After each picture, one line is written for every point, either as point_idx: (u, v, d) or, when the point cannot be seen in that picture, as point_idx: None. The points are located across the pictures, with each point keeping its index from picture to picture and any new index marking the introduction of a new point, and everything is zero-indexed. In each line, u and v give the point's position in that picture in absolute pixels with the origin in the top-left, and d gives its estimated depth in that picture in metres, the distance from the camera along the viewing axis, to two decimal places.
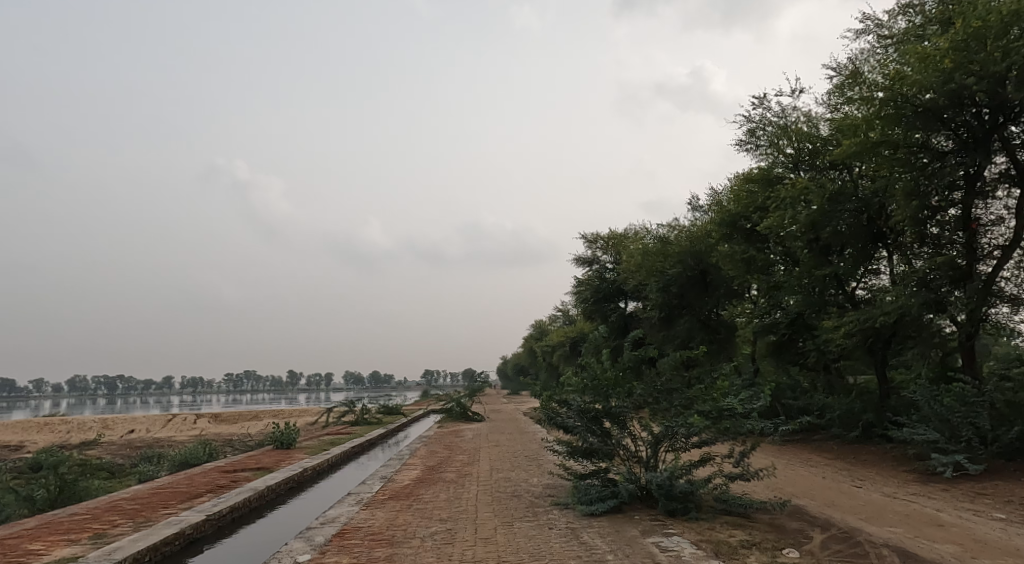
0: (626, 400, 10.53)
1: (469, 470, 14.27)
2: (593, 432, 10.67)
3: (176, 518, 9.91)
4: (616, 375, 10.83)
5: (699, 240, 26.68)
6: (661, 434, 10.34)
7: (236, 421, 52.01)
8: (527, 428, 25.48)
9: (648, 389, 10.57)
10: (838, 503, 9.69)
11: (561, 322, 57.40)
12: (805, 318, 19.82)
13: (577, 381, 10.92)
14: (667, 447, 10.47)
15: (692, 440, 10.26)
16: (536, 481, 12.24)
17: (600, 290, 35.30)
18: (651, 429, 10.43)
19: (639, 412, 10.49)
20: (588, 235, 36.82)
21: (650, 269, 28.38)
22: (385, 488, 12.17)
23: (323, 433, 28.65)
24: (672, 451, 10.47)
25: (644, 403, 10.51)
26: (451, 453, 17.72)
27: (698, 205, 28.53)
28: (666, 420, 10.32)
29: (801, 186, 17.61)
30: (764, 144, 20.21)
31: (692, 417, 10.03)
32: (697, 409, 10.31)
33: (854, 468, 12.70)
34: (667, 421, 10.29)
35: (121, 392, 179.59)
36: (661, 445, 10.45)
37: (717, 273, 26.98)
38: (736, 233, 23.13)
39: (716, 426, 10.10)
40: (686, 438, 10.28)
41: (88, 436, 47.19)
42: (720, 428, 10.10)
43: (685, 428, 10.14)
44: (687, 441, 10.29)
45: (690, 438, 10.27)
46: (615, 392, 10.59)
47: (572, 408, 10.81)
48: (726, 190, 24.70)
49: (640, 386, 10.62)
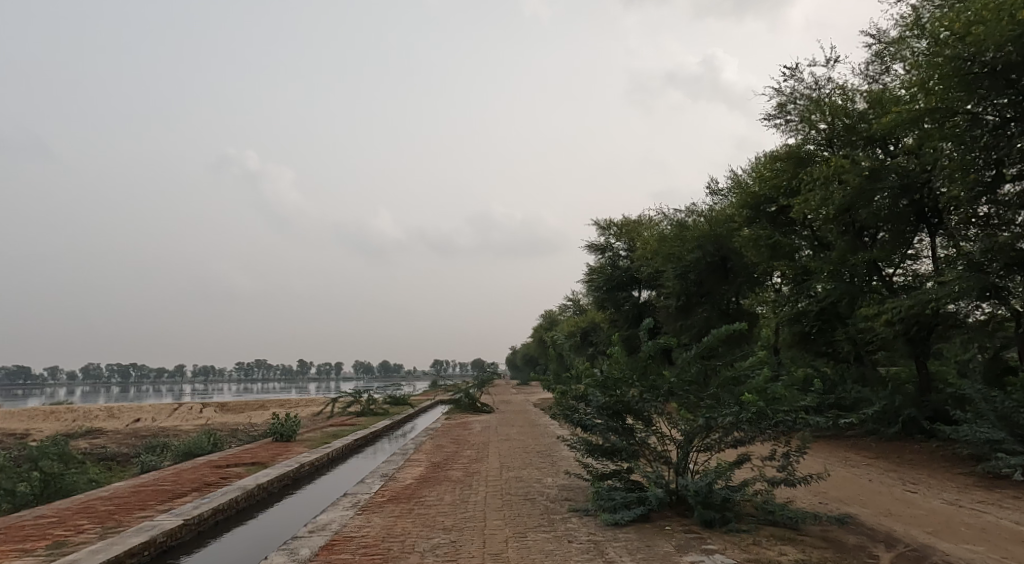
0: (653, 394, 9.40)
1: (477, 467, 13.18)
2: (616, 430, 9.49)
3: (150, 523, 8.87)
4: (641, 366, 9.66)
5: (719, 225, 25.42)
6: (694, 429, 9.16)
7: (243, 410, 51.38)
8: (539, 420, 24.40)
9: (677, 381, 9.48)
10: (896, 513, 8.58)
11: (571, 311, 56.13)
12: (836, 306, 18.58)
13: (595, 373, 9.72)
14: (701, 445, 9.25)
15: (730, 434, 9.09)
16: (550, 482, 11.14)
17: (612, 279, 34.03)
18: (682, 427, 9.27)
19: (668, 405, 9.33)
20: (600, 221, 35.57)
21: (667, 256, 27.10)
22: (384, 489, 11.07)
23: (326, 425, 27.62)
24: (705, 451, 9.31)
25: (673, 396, 9.41)
26: (458, 448, 16.66)
27: (718, 189, 27.22)
28: (699, 410, 9.18)
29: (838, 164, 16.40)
30: (795, 119, 18.95)
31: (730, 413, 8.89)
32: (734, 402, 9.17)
33: (903, 469, 11.55)
34: (701, 413, 9.12)
35: (133, 380, 180.10)
36: (693, 443, 9.23)
37: (738, 259, 25.69)
38: (762, 215, 21.90)
39: (758, 417, 8.87)
40: (723, 433, 9.11)
41: (92, 426, 46.41)
42: (762, 420, 8.88)
43: (724, 421, 8.97)
44: (725, 437, 9.11)
45: (730, 433, 9.08)
46: (639, 384, 9.42)
47: (590, 405, 9.64)
48: (749, 171, 23.41)
49: (668, 378, 9.51)
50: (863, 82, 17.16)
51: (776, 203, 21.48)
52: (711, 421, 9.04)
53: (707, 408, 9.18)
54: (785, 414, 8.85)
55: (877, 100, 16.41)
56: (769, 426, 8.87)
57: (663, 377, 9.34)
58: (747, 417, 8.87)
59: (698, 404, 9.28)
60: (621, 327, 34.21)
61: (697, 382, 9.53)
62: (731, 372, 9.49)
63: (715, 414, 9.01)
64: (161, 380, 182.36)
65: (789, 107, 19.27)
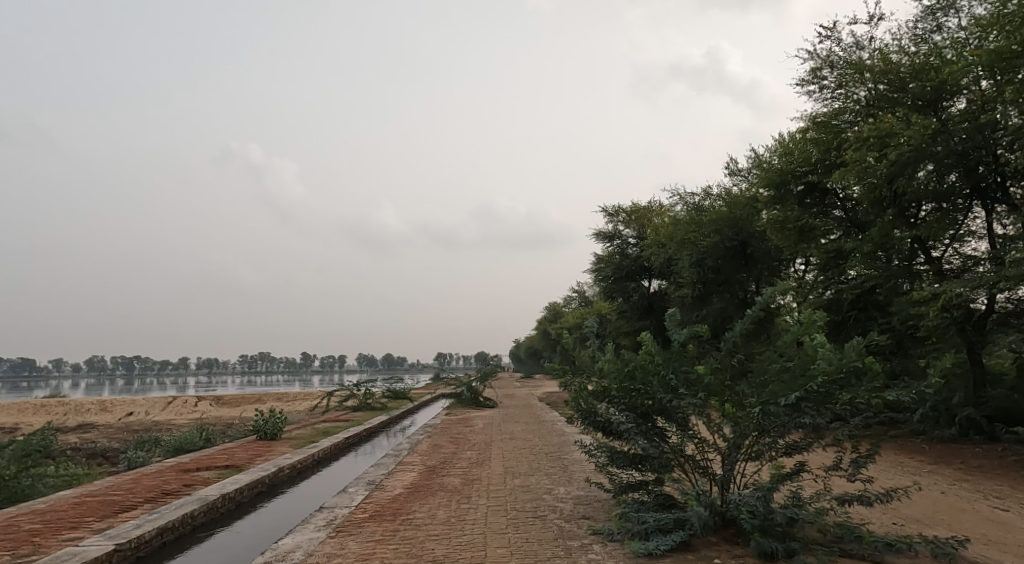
0: (688, 390, 7.67)
1: (477, 473, 11.54)
2: (647, 435, 7.84)
3: (77, 550, 7.28)
4: (670, 358, 7.90)
5: (740, 207, 23.78)
6: (742, 432, 7.50)
7: (238, 404, 49.93)
8: (545, 417, 22.77)
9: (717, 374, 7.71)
10: (999, 542, 7.04)
11: (577, 304, 54.27)
12: (876, 293, 17.13)
13: (617, 367, 8.01)
14: (751, 452, 7.59)
15: (790, 430, 7.34)
16: (562, 494, 9.50)
17: (622, 268, 32.20)
18: (726, 431, 7.59)
19: (708, 402, 7.59)
20: (608, 207, 33.82)
21: (682, 241, 25.40)
22: (368, 501, 9.46)
23: (319, 421, 26.11)
24: (754, 460, 7.68)
25: (712, 393, 7.65)
26: (457, 448, 14.99)
27: (737, 169, 25.53)
28: (749, 399, 7.39)
29: (887, 124, 14.70)
30: (832, 85, 17.32)
31: (784, 399, 7.10)
32: (789, 385, 7.16)
33: (976, 479, 9.90)
34: (753, 402, 7.32)
35: (135, 373, 179.09)
36: (743, 450, 7.55)
37: (759, 244, 23.90)
38: (789, 193, 20.19)
39: (827, 399, 7.03)
40: (780, 427, 7.35)
41: (84, 420, 45.04)
42: (832, 402, 7.04)
43: (785, 409, 7.15)
44: (785, 434, 7.39)
45: (790, 426, 7.31)
46: (672, 376, 7.69)
47: (613, 405, 7.96)
48: (774, 147, 21.76)
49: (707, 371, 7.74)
50: (911, 40, 15.47)
51: (805, 181, 19.87)
52: (768, 412, 7.24)
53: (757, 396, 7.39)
54: (857, 392, 7.05)
55: (928, 58, 14.74)
56: (839, 423, 7.24)
57: (699, 367, 7.62)
58: (810, 398, 7.05)
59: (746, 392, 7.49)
60: (631, 319, 32.44)
61: (740, 368, 7.80)
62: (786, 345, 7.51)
63: (772, 402, 7.20)
64: (162, 372, 181.34)
65: (823, 72, 17.60)
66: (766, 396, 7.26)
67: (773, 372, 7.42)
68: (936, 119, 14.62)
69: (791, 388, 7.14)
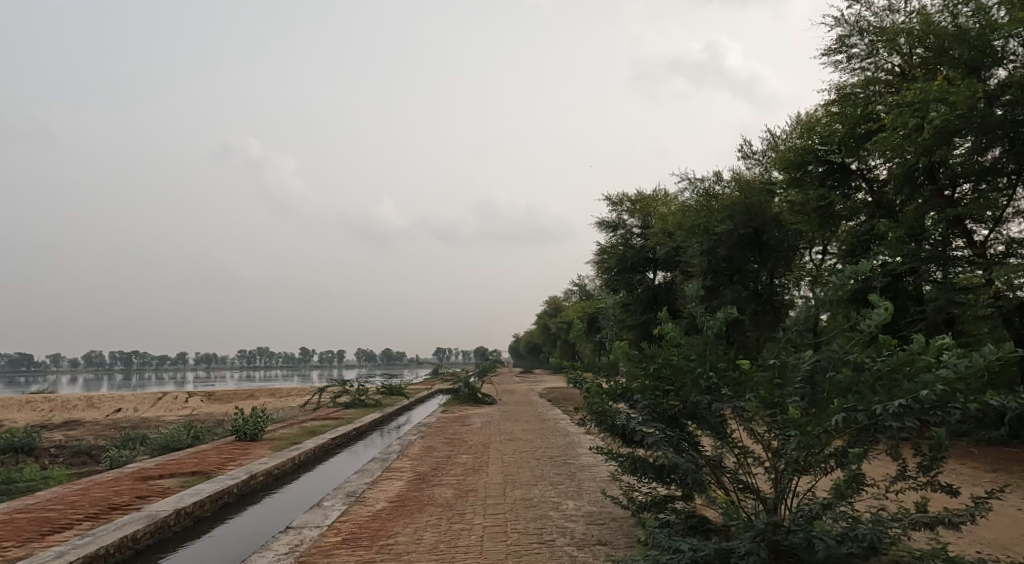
0: (733, 392, 6.06)
1: (472, 482, 10.15)
2: (677, 446, 6.34)
3: None
4: (706, 352, 6.11)
5: (753, 192, 22.39)
6: (801, 447, 5.95)
7: (229, 401, 48.53)
8: (547, 415, 21.41)
9: (768, 375, 6.02)
10: None
11: (578, 297, 52.84)
12: (908, 281, 15.90)
13: (638, 362, 6.33)
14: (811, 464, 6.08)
15: (875, 438, 5.74)
16: (572, 510, 8.15)
17: (626, 258, 30.77)
18: (776, 442, 6.15)
19: (756, 409, 6.03)
20: (612, 196, 32.36)
21: (693, 228, 24.00)
22: (345, 519, 8.12)
23: (307, 418, 24.69)
24: (812, 478, 6.26)
25: (764, 398, 5.97)
26: (451, 452, 13.61)
27: (752, 152, 24.24)
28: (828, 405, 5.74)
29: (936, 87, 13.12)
30: (862, 54, 16.14)
31: (874, 406, 5.43)
32: (880, 397, 5.45)
33: None
34: (832, 408, 5.67)
35: (132, 368, 177.83)
36: (802, 464, 6.04)
37: (775, 231, 22.44)
38: (809, 174, 18.97)
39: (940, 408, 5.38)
40: (858, 437, 5.79)
41: (70, 417, 43.58)
42: (949, 408, 5.32)
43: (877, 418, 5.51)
44: (864, 445, 5.81)
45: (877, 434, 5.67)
46: (711, 374, 6.01)
47: (638, 409, 6.41)
48: (793, 127, 20.39)
49: (755, 370, 6.06)
50: None
51: (826, 161, 18.70)
52: (851, 419, 5.63)
53: (831, 400, 5.84)
54: (979, 396, 5.42)
55: (975, 17, 13.30)
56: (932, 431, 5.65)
57: (743, 361, 5.94)
58: (918, 409, 5.37)
59: (816, 393, 5.92)
60: (635, 312, 31.02)
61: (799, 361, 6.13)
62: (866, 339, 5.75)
63: (861, 408, 5.53)
64: (159, 367, 179.91)
65: (851, 40, 16.27)
66: (849, 402, 5.57)
67: (855, 370, 5.73)
68: (986, 82, 13.07)
69: (882, 400, 5.42)
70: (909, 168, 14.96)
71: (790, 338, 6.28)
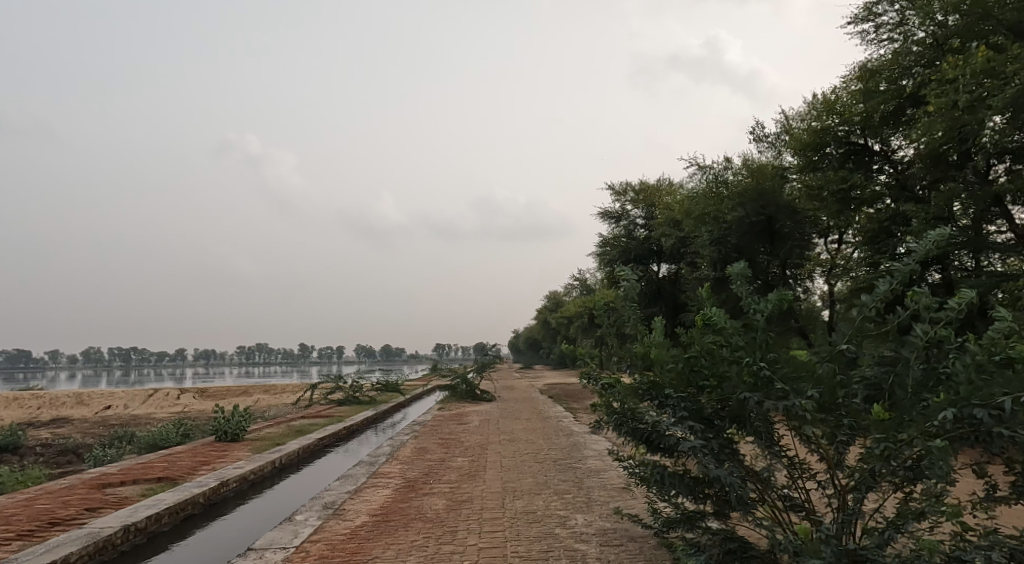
0: (790, 390, 4.66)
1: (467, 491, 8.97)
2: (717, 456, 4.98)
3: None
4: (754, 340, 4.77)
5: (765, 178, 21.17)
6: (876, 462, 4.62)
7: (224, 397, 47.43)
8: (548, 412, 20.28)
9: (832, 370, 4.66)
10: None
11: (579, 292, 51.67)
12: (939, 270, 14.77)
13: (670, 350, 5.01)
14: (888, 481, 4.73)
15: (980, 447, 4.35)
16: (583, 527, 6.99)
17: (630, 250, 29.59)
18: (842, 454, 4.84)
19: (820, 413, 4.69)
20: (615, 185, 31.10)
21: (701, 217, 22.81)
22: (318, 537, 6.99)
23: (298, 416, 23.56)
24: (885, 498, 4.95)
25: (829, 397, 4.64)
26: (446, 455, 12.43)
27: (764, 136, 23.03)
28: (930, 402, 4.30)
29: (982, 57, 11.48)
30: (891, 22, 14.87)
31: (984, 405, 4.06)
32: (998, 394, 4.04)
33: None
34: (934, 405, 4.23)
35: (129, 365, 176.68)
36: (879, 481, 4.69)
37: (788, 219, 21.11)
38: (829, 157, 17.85)
39: None
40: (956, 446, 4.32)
41: (59, 414, 42.52)
42: None
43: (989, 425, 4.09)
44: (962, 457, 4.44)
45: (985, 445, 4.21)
46: (761, 366, 4.65)
47: (668, 410, 5.10)
48: (811, 107, 19.14)
49: (819, 362, 4.70)
50: None
51: (847, 142, 17.50)
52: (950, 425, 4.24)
53: (921, 397, 4.44)
54: None
55: None
56: None
57: (804, 351, 4.60)
58: None
59: (898, 390, 4.48)
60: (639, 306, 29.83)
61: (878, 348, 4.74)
62: (946, 329, 4.33)
63: (975, 404, 4.09)
64: (157, 364, 178.78)
65: (879, 8, 15.02)
66: (961, 394, 4.12)
67: (954, 360, 4.33)
68: None
69: (1000, 398, 4.02)
70: (940, 148, 13.73)
71: (864, 322, 4.68)
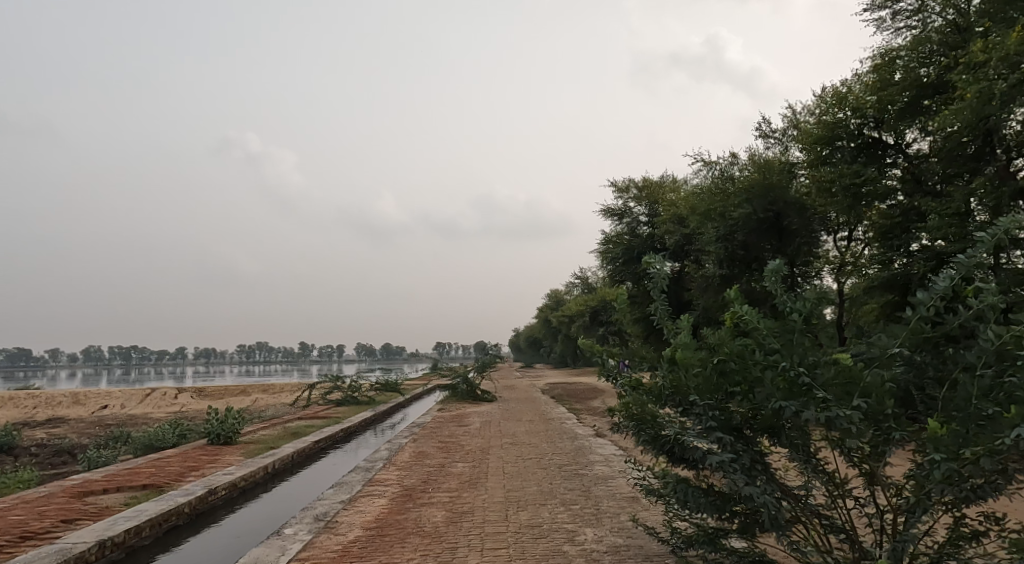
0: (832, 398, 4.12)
1: (468, 501, 8.46)
2: (749, 472, 4.43)
3: None
4: (792, 342, 4.25)
5: (773, 173, 20.61)
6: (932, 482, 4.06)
7: (221, 397, 46.88)
8: (551, 414, 19.78)
9: (882, 376, 4.12)
10: None
11: (580, 291, 51.13)
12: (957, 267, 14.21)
13: (697, 353, 4.49)
14: (944, 503, 4.17)
15: None
16: (593, 544, 6.45)
17: (633, 248, 29.04)
18: (891, 471, 4.29)
19: (868, 425, 4.14)
20: (619, 182, 30.55)
21: (707, 213, 22.26)
22: (307, 554, 6.47)
23: (294, 417, 23.04)
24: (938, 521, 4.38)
25: (877, 407, 4.10)
26: (445, 460, 11.91)
27: (772, 130, 22.47)
28: (997, 414, 3.73)
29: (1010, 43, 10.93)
30: (909, 9, 14.32)
31: None
32: None
33: None
34: (1002, 419, 3.66)
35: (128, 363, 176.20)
36: (934, 503, 4.14)
37: (796, 215, 20.51)
38: (841, 151, 17.19)
39: None
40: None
41: (55, 414, 41.98)
42: None
43: None
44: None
45: None
46: (801, 372, 4.13)
47: (692, 419, 4.57)
48: (822, 99, 18.59)
49: (866, 366, 4.16)
50: None
51: (860, 135, 16.95)
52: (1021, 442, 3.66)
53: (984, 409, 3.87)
54: None
55: None
56: None
57: (848, 355, 4.07)
58: None
59: (958, 400, 3.92)
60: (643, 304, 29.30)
61: (934, 354, 4.17)
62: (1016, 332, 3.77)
63: None
64: (156, 363, 178.27)
65: None
66: None
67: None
68: None
69: None
70: (961, 139, 13.18)
71: (918, 324, 4.11)
